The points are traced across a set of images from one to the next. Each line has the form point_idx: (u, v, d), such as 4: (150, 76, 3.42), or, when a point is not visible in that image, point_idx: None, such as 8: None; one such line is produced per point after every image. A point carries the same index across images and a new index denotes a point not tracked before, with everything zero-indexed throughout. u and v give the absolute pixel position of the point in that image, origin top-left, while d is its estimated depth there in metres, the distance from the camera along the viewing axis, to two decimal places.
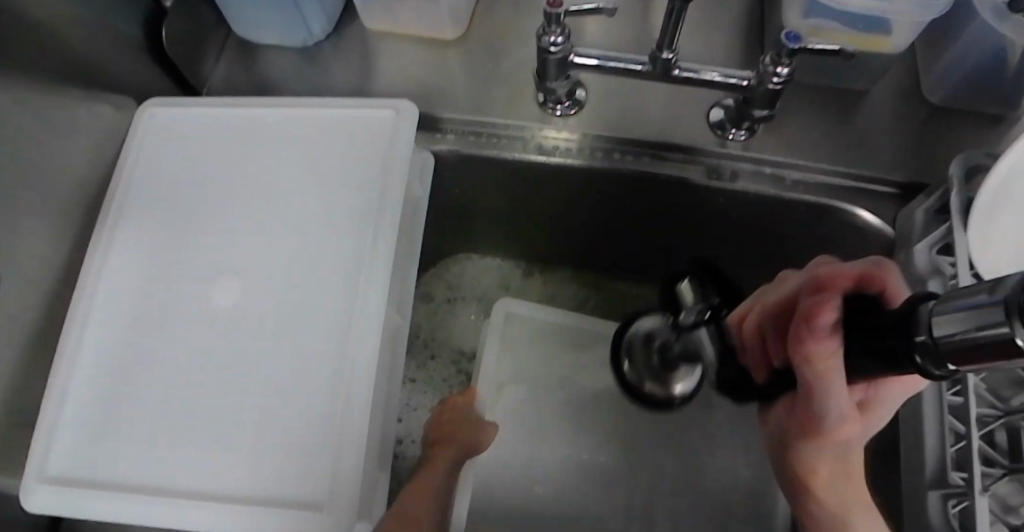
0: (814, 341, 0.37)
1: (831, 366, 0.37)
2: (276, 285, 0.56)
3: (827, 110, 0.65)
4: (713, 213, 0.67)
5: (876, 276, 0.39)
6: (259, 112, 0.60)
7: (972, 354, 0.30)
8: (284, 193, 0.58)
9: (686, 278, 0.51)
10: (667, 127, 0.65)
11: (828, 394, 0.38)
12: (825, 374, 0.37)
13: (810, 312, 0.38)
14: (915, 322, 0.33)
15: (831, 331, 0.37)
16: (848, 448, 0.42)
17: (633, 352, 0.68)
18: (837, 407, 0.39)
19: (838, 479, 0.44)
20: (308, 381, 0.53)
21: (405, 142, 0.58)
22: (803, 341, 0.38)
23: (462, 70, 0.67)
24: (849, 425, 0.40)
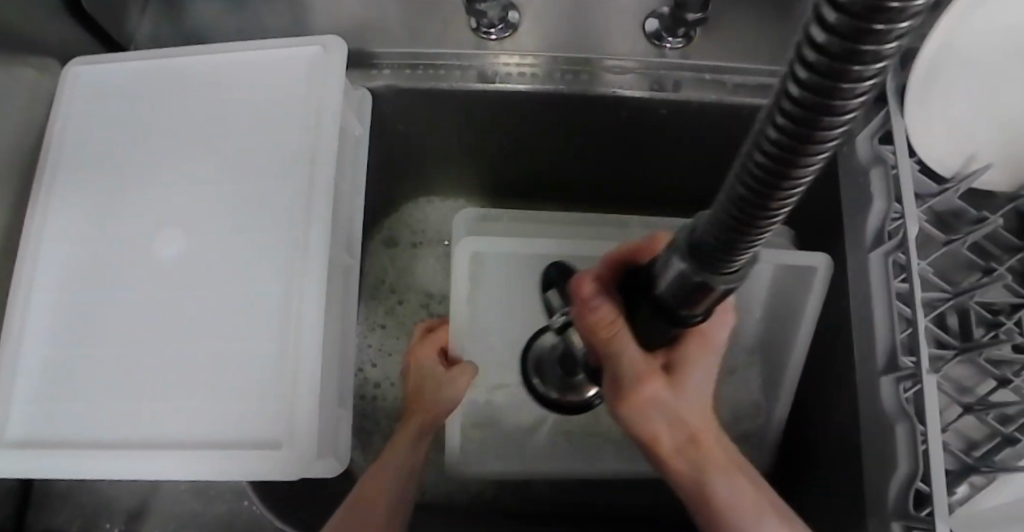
0: (589, 311, 0.43)
1: (608, 329, 0.42)
2: (217, 234, 0.55)
3: (765, 10, 0.64)
4: (666, 132, 0.67)
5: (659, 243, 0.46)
6: (186, 60, 0.59)
7: (689, 296, 0.36)
8: (216, 142, 0.57)
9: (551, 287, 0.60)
10: (607, 41, 0.64)
11: (620, 355, 0.42)
12: (612, 339, 0.42)
13: (575, 286, 0.44)
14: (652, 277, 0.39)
15: (597, 297, 0.42)
16: (671, 415, 0.44)
17: (544, 370, 0.70)
18: (628, 368, 0.43)
19: (685, 446, 0.46)
20: (256, 324, 0.53)
21: (337, 75, 0.57)
22: (582, 311, 0.43)
23: (393, 3, 0.66)
24: (649, 384, 0.43)
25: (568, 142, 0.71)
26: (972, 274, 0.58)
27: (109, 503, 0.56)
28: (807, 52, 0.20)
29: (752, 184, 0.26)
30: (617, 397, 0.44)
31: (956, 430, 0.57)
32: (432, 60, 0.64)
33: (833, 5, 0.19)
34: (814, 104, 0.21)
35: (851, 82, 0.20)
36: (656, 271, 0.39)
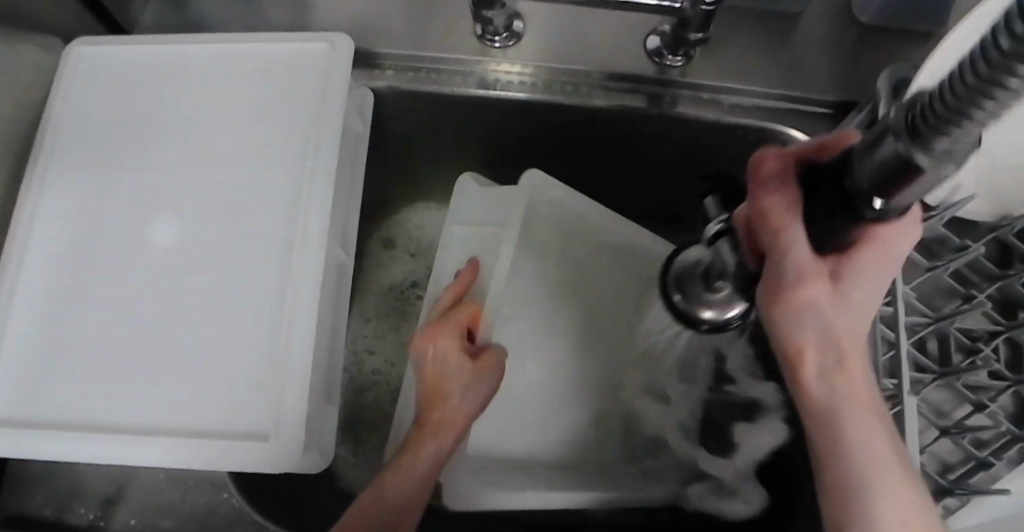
0: (761, 195, 0.39)
1: (785, 217, 0.38)
2: (214, 224, 0.55)
3: (762, 34, 0.66)
4: (665, 149, 0.69)
5: (840, 142, 0.40)
6: (192, 48, 0.59)
7: (891, 181, 0.29)
8: (217, 132, 0.57)
9: (711, 196, 0.52)
10: (610, 56, 0.65)
11: (789, 250, 0.38)
12: (781, 229, 0.38)
13: (756, 166, 0.40)
14: (846, 163, 0.33)
15: (783, 178, 0.39)
16: (831, 340, 0.40)
17: (685, 284, 0.53)
18: (799, 262, 0.38)
19: (834, 373, 0.41)
20: (251, 314, 0.53)
21: (343, 72, 0.57)
22: (758, 196, 0.39)
23: (400, 5, 0.66)
24: (812, 288, 0.39)
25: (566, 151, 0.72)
26: (953, 301, 0.60)
27: (85, 488, 0.55)
28: (1018, 20, 0.21)
29: (909, 138, 0.27)
30: (768, 299, 0.40)
31: (933, 454, 0.58)
32: (436, 63, 0.65)
33: None
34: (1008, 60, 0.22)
35: None
36: (853, 154, 0.32)
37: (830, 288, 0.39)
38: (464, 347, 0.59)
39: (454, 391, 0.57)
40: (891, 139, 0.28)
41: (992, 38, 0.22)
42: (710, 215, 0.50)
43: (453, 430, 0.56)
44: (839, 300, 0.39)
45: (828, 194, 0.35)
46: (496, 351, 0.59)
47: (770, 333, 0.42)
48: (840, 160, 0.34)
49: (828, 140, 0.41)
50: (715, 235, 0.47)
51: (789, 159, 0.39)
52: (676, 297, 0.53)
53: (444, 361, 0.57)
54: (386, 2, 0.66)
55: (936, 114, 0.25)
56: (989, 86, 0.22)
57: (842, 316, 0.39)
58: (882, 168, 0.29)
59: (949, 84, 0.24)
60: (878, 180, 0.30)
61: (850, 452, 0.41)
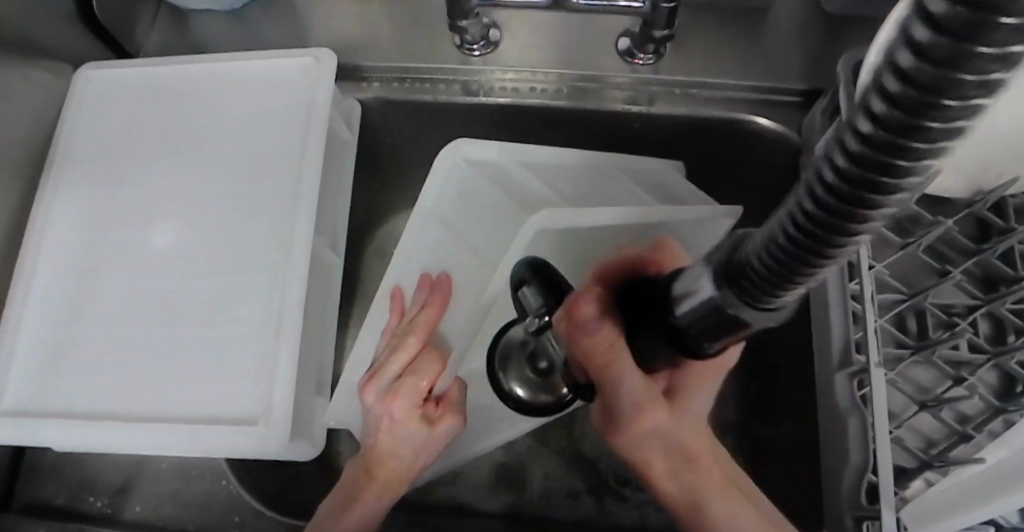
0: (586, 336, 0.44)
1: (618, 351, 0.43)
2: (211, 227, 0.59)
3: (732, 29, 0.68)
4: (644, 144, 0.71)
5: (658, 260, 0.50)
6: (188, 66, 0.64)
7: (756, 297, 0.30)
8: (213, 143, 0.61)
9: (525, 285, 0.51)
10: (584, 57, 0.68)
11: (623, 378, 0.45)
12: (609, 365, 0.44)
13: (572, 307, 0.45)
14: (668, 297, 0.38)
15: (599, 319, 0.44)
16: (672, 438, 0.49)
17: (511, 361, 0.69)
18: (629, 392, 0.45)
19: (682, 463, 0.49)
20: (244, 308, 0.56)
21: (326, 83, 0.61)
22: (576, 337, 0.45)
23: (383, 21, 0.70)
24: (651, 415, 0.47)
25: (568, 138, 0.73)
26: (929, 277, 0.60)
27: (95, 479, 0.59)
28: (875, 101, 0.19)
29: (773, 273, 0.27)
30: (620, 427, 0.48)
31: (914, 430, 0.58)
32: (418, 73, 0.69)
33: (887, 91, 0.19)
34: (881, 154, 0.20)
35: (926, 135, 0.19)
36: (677, 292, 0.37)
37: (665, 411, 0.48)
38: (414, 406, 0.56)
39: (400, 453, 0.56)
40: (720, 285, 0.32)
41: (886, 62, 0.19)
42: (529, 305, 0.51)
43: (397, 487, 0.57)
44: (675, 412, 0.49)
45: (643, 327, 0.41)
46: (452, 414, 0.57)
47: (624, 445, 0.50)
48: (665, 284, 0.39)
49: (646, 252, 0.50)
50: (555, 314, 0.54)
51: (602, 300, 0.44)
52: (500, 375, 0.69)
53: (392, 426, 0.55)
54: (370, 18, 0.71)
55: (817, 214, 0.23)
56: (894, 140, 0.19)
57: (679, 424, 0.49)
58: (765, 275, 0.28)
59: (821, 178, 0.22)
60: (704, 317, 0.34)
61: (710, 521, 0.48)
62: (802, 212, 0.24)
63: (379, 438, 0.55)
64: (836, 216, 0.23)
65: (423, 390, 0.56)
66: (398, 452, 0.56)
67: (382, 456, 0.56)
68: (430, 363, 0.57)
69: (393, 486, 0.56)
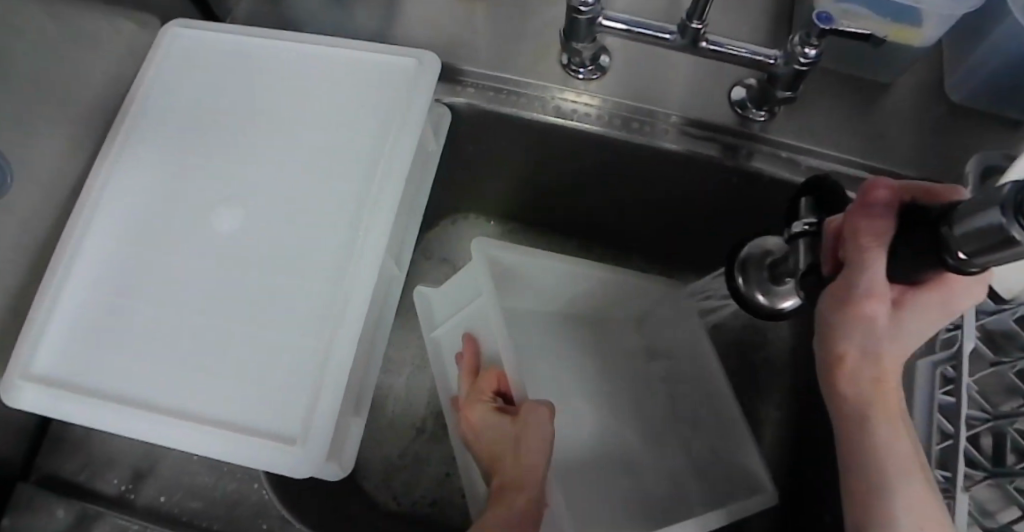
0: (866, 210, 0.40)
1: (873, 244, 0.39)
2: (278, 219, 0.56)
3: (849, 100, 0.65)
4: (710, 203, 0.69)
5: (940, 193, 0.43)
6: (283, 43, 0.61)
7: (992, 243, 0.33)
8: (295, 130, 0.58)
9: (806, 196, 0.49)
10: (692, 101, 0.64)
11: (869, 261, 0.40)
12: (864, 244, 0.40)
13: (866, 190, 0.41)
14: (948, 214, 0.36)
15: (883, 208, 0.40)
16: (874, 351, 0.42)
17: (749, 269, 0.57)
18: (874, 278, 0.40)
19: (870, 384, 0.44)
20: (300, 314, 0.53)
21: (424, 91, 0.58)
22: (855, 215, 0.41)
23: (487, 24, 0.67)
24: (877, 306, 0.40)
25: (643, 189, 0.70)
26: (1012, 399, 0.57)
27: (116, 459, 0.56)
28: None
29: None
30: (836, 298, 0.41)
31: None
32: (516, 86, 0.66)
33: None
34: None
35: None
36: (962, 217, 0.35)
37: (889, 310, 0.41)
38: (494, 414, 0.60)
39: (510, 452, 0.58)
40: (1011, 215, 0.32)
41: None
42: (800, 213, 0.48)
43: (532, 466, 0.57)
44: (896, 324, 0.42)
45: (914, 246, 0.38)
46: (528, 405, 0.57)
47: (828, 326, 0.42)
48: (941, 212, 0.37)
49: (933, 186, 0.43)
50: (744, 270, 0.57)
51: (897, 194, 0.40)
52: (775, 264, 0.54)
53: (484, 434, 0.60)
54: (474, 20, 0.67)
55: None
56: None
57: (891, 334, 0.42)
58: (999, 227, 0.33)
59: None
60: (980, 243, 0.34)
61: (874, 471, 0.46)
62: None
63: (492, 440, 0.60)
64: None
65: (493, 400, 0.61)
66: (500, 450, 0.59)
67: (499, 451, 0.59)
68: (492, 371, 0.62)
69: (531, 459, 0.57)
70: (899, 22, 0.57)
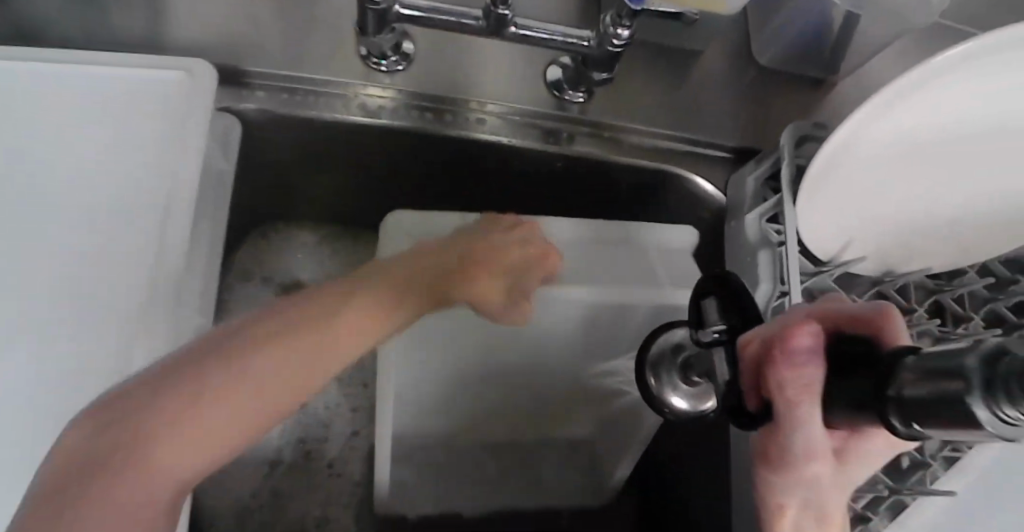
0: (789, 364, 0.32)
1: (806, 399, 0.32)
2: (33, 280, 0.47)
3: (662, 71, 0.63)
4: (540, 189, 0.66)
5: (869, 325, 0.36)
6: (23, 66, 0.52)
7: (936, 419, 0.27)
8: (46, 170, 0.50)
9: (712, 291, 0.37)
10: (506, 85, 0.60)
11: (805, 423, 0.32)
12: (796, 403, 0.32)
13: (784, 332, 0.33)
14: (887, 368, 0.30)
15: (810, 358, 0.32)
16: (815, 505, 0.36)
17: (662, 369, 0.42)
18: (809, 440, 0.33)
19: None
20: (78, 396, 0.44)
21: (199, 106, 0.52)
22: (773, 365, 0.33)
23: (271, 14, 0.58)
24: (814, 466, 0.34)
25: (467, 183, 0.66)
26: None
27: None
28: None
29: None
30: (762, 452, 0.36)
31: None
32: (314, 86, 0.58)
33: None
34: None
35: None
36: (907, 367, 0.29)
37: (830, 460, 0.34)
38: (457, 271, 0.45)
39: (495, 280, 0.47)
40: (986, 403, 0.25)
41: None
42: (707, 317, 0.37)
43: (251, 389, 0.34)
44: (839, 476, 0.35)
45: (853, 399, 0.31)
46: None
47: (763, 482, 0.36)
48: (885, 357, 0.31)
49: (856, 322, 0.36)
50: (709, 346, 0.36)
51: (820, 330, 0.32)
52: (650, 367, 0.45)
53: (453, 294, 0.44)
54: (256, 11, 0.58)
55: None
56: None
57: (833, 488, 0.35)
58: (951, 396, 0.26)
59: None
60: (925, 401, 0.27)
61: None
62: None
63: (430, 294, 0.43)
64: None
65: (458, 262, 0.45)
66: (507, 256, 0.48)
67: (461, 256, 0.46)
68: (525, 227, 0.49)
69: (318, 371, 0.36)
70: None
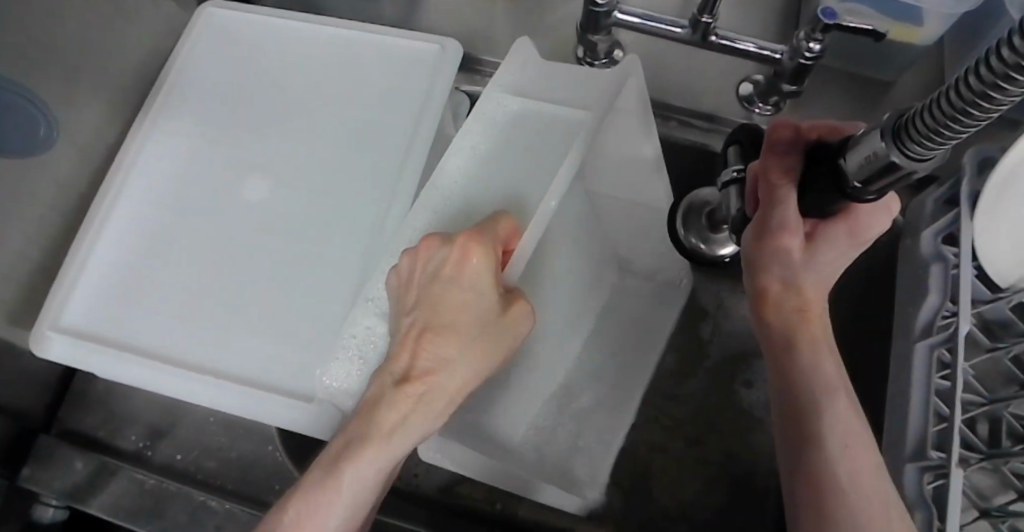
0: (772, 157, 0.43)
1: (778, 182, 0.42)
2: (301, 194, 0.58)
3: (854, 96, 0.66)
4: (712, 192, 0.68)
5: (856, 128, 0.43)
6: (315, 28, 0.63)
7: (876, 171, 0.33)
8: (323, 111, 0.61)
9: (734, 146, 0.53)
10: (701, 94, 0.67)
11: (778, 203, 0.41)
12: (777, 185, 0.42)
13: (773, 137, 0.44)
14: (844, 145, 0.37)
15: (787, 152, 0.43)
16: (795, 285, 0.42)
17: (690, 221, 0.62)
18: (783, 217, 0.41)
19: (795, 312, 0.43)
20: (325, 285, 0.55)
21: (446, 74, 0.60)
22: (766, 165, 0.43)
23: (506, 18, 0.70)
24: (786, 241, 0.41)
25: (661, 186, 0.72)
26: (1011, 386, 0.59)
27: (136, 418, 0.58)
28: (1012, 45, 0.25)
29: (925, 130, 0.29)
30: (752, 242, 0.43)
31: None
32: None
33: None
34: (1016, 66, 0.25)
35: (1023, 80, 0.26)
36: (853, 140, 0.36)
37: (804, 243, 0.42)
38: (398, 383, 0.42)
39: (459, 363, 0.43)
40: (886, 138, 0.32)
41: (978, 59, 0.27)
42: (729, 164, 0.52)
43: (303, 497, 0.41)
44: (810, 255, 0.42)
45: (820, 176, 0.39)
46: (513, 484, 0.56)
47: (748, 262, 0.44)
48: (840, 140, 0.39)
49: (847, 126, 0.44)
50: (727, 182, 0.50)
51: (801, 134, 0.44)
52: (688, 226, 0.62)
53: (371, 428, 0.41)
54: (495, 14, 0.70)
55: (955, 92, 0.27)
56: (1014, 71, 0.26)
57: (808, 269, 0.42)
58: (926, 123, 0.29)
59: (975, 71, 0.27)
60: (869, 165, 0.34)
61: (820, 457, 0.40)
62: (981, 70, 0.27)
63: (360, 420, 0.42)
64: (991, 90, 0.26)
65: (401, 372, 0.42)
66: (468, 315, 0.43)
67: (404, 366, 0.42)
68: (454, 253, 0.43)
69: (339, 488, 0.41)
70: (900, 21, 0.60)
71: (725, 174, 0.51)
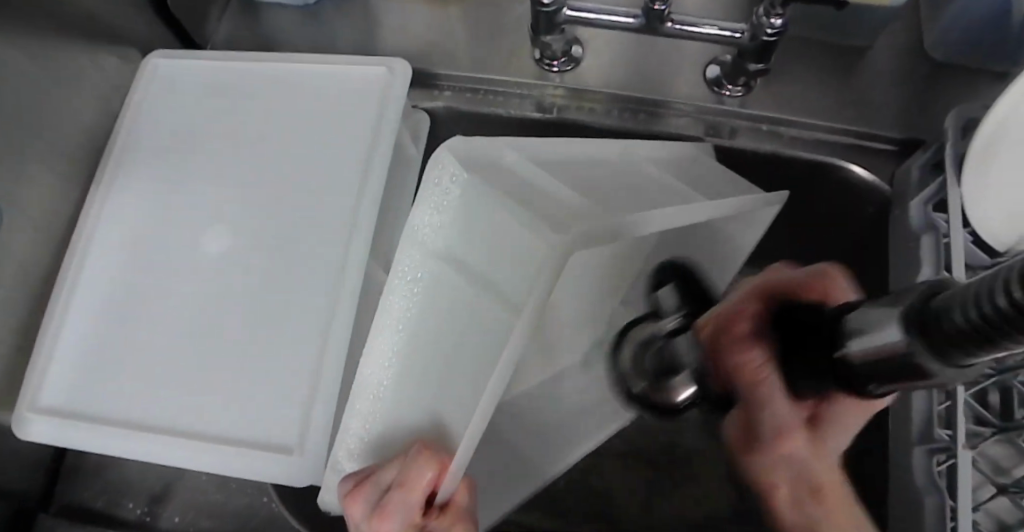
0: (737, 351, 0.40)
1: (761, 377, 0.39)
2: (263, 241, 0.57)
3: (828, 66, 0.63)
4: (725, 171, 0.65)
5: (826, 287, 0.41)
6: (260, 67, 0.62)
7: (885, 374, 0.29)
8: (276, 151, 0.59)
9: (665, 284, 0.49)
10: (666, 82, 0.64)
11: (768, 400, 0.39)
12: (759, 383, 0.39)
13: (728, 319, 0.40)
14: (838, 333, 0.33)
15: (753, 337, 0.39)
16: (796, 465, 0.41)
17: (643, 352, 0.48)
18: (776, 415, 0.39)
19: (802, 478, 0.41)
20: (294, 332, 0.53)
21: (397, 99, 0.58)
22: (731, 353, 0.40)
23: (461, 28, 0.67)
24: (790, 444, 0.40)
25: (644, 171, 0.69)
26: None
27: (133, 486, 0.58)
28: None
29: (945, 343, 0.25)
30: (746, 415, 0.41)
31: (988, 513, 0.54)
32: (493, 86, 0.66)
33: None
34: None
35: None
36: (852, 324, 0.32)
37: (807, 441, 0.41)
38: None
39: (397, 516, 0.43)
40: (906, 331, 0.27)
41: (1007, 284, 0.21)
42: (664, 308, 0.48)
43: None
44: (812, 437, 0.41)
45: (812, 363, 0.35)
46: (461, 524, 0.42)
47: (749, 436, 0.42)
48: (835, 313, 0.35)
49: (802, 278, 0.42)
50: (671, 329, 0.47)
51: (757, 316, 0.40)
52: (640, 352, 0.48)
53: None
54: (449, 24, 0.67)
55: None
56: None
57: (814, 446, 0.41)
58: (955, 339, 0.24)
59: (996, 294, 0.21)
60: (877, 361, 0.29)
61: None
62: (1005, 297, 0.21)
63: None
64: None
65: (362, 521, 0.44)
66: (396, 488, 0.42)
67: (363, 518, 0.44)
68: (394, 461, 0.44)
69: None
70: None
71: (665, 324, 0.47)
